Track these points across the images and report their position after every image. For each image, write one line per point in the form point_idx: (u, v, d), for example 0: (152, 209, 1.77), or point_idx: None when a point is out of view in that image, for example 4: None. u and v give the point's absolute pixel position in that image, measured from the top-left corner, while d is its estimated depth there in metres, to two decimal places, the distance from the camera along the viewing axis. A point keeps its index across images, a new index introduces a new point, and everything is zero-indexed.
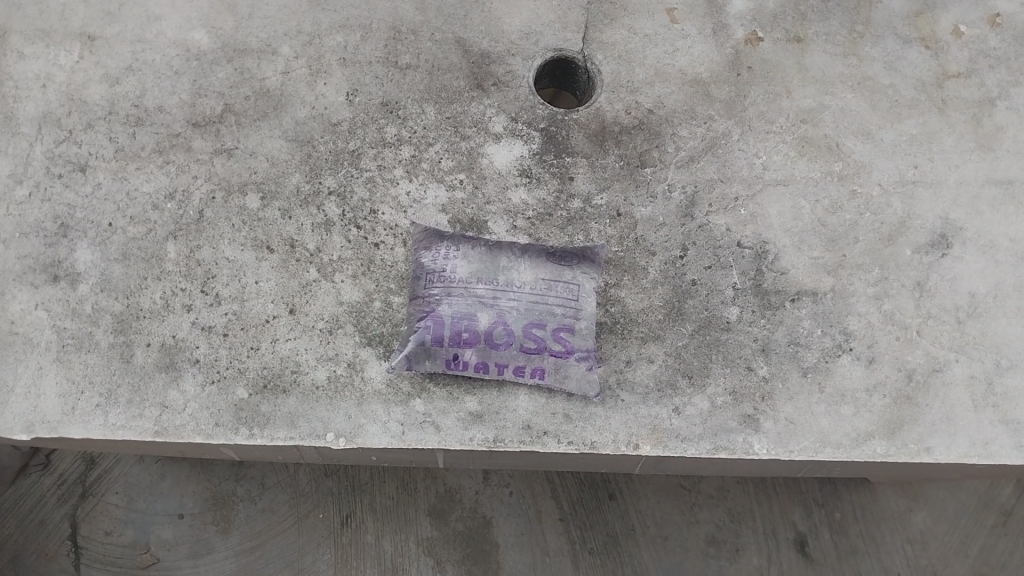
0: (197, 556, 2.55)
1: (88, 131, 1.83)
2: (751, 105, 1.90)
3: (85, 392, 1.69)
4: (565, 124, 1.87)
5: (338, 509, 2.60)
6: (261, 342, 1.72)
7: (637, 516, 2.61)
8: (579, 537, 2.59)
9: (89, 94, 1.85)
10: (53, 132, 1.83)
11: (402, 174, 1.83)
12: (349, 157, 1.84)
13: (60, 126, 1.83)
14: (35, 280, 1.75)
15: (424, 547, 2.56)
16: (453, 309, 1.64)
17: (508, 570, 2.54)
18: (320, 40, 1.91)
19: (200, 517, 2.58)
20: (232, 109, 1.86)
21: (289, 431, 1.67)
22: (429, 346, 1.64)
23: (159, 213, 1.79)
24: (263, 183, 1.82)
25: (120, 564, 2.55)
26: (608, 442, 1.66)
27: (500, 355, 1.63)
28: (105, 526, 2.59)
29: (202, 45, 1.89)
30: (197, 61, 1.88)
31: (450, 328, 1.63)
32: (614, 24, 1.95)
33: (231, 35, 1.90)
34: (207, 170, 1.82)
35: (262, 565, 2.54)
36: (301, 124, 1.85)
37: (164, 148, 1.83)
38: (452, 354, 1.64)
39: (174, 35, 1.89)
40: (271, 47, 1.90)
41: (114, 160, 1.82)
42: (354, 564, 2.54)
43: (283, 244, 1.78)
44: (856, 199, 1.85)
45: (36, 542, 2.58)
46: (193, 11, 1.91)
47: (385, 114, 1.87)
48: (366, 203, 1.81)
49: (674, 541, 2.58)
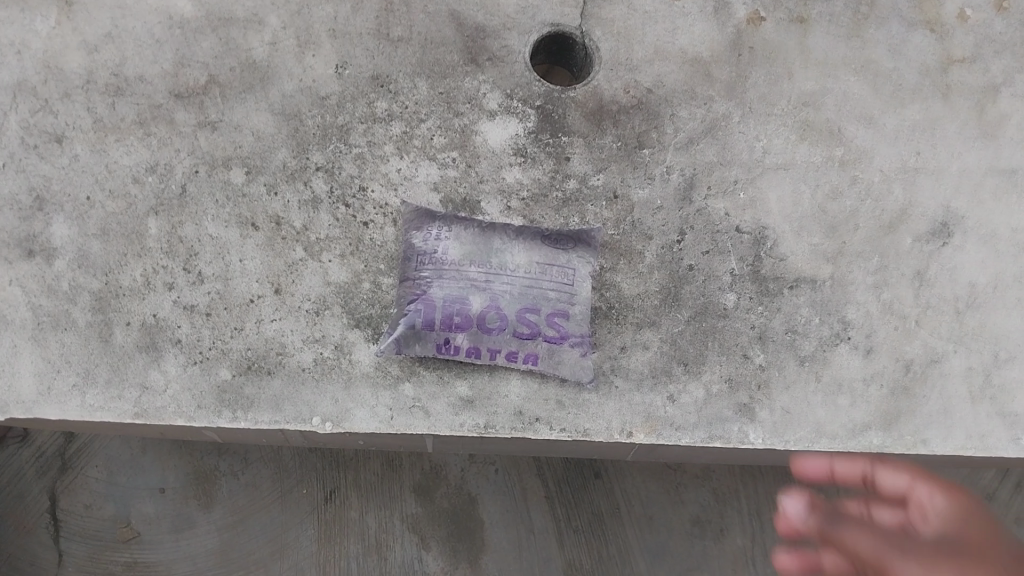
0: (178, 530, 2.49)
1: (65, 101, 1.75)
2: (752, 87, 1.84)
3: (61, 373, 1.64)
4: (562, 102, 1.81)
5: (322, 484, 2.55)
6: (246, 323, 1.67)
7: (620, 493, 2.59)
8: (564, 514, 2.56)
9: (66, 62, 1.76)
10: (29, 102, 1.75)
11: (393, 151, 1.77)
12: (338, 132, 1.78)
13: (36, 96, 1.75)
14: (9, 255, 1.68)
15: (409, 523, 2.51)
16: (445, 292, 1.59)
17: (493, 548, 2.51)
18: (308, 11, 1.82)
19: (182, 492, 2.53)
20: (215, 80, 1.78)
21: (273, 415, 1.62)
22: (419, 330, 1.59)
23: (140, 187, 1.73)
24: (248, 157, 1.75)
25: (101, 537, 2.48)
26: (601, 430, 1.63)
27: (492, 341, 1.59)
28: (86, 499, 2.51)
29: (185, 13, 1.79)
30: (180, 29, 1.79)
31: (441, 311, 1.59)
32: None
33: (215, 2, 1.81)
34: (189, 143, 1.76)
35: (244, 541, 2.49)
36: (288, 97, 1.78)
37: (144, 119, 1.76)
38: (444, 338, 1.59)
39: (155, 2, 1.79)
40: (257, 16, 1.80)
41: (92, 132, 1.75)
42: (336, 539, 2.50)
43: (269, 222, 1.72)
44: (857, 185, 1.81)
45: (14, 514, 2.50)
46: None
47: (376, 88, 1.80)
48: (356, 180, 1.75)
49: (658, 520, 2.56)
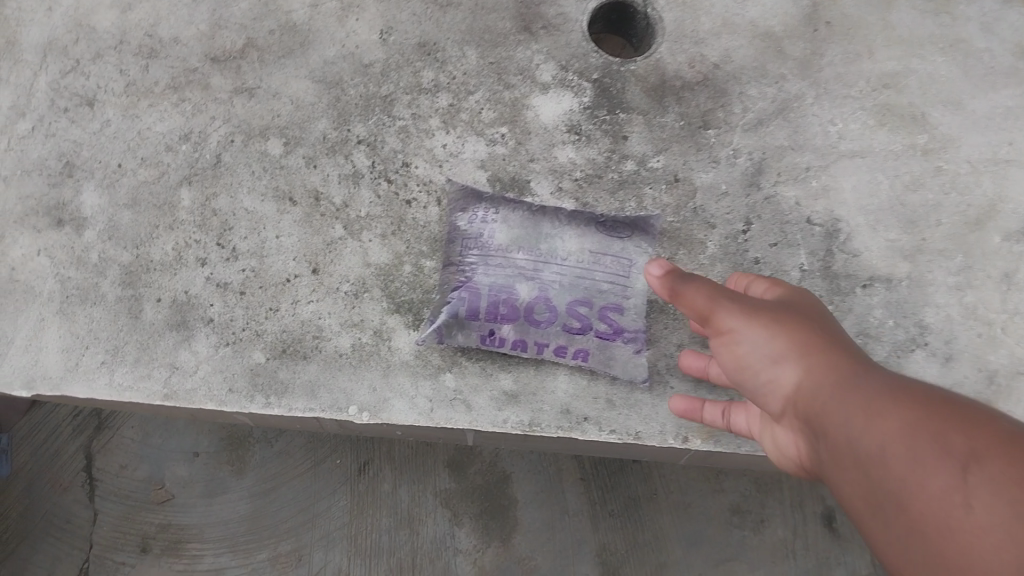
0: (212, 495, 2.29)
1: (96, 62, 1.70)
2: (828, 65, 1.71)
3: (89, 349, 1.56)
4: (621, 75, 1.69)
5: (356, 454, 2.31)
6: (280, 303, 1.57)
7: (660, 480, 2.28)
8: (600, 498, 2.26)
9: (97, 21, 1.73)
10: (59, 62, 1.71)
11: (439, 124, 1.66)
12: (381, 102, 1.67)
13: (66, 55, 1.71)
14: (38, 224, 1.63)
15: (441, 499, 2.25)
16: (491, 279, 1.49)
17: (524, 528, 2.23)
18: None
19: (218, 456, 2.34)
20: (254, 44, 1.70)
21: (308, 401, 1.52)
22: (463, 319, 1.49)
23: (173, 156, 1.65)
24: (287, 127, 1.66)
25: (135, 499, 2.30)
26: (655, 433, 1.51)
27: (540, 334, 1.48)
28: (122, 459, 2.34)
29: None
30: None
31: (487, 301, 1.48)
32: None
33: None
34: (226, 111, 1.67)
35: (275, 510, 2.26)
36: (330, 64, 1.68)
37: (179, 84, 1.68)
38: (488, 329, 1.49)
39: None
40: None
41: (124, 95, 1.68)
42: (368, 512, 2.24)
43: (307, 196, 1.63)
44: (940, 176, 1.66)
45: (49, 473, 2.34)
46: None
47: (422, 56, 1.69)
48: (399, 154, 1.64)
49: (698, 508, 2.25)
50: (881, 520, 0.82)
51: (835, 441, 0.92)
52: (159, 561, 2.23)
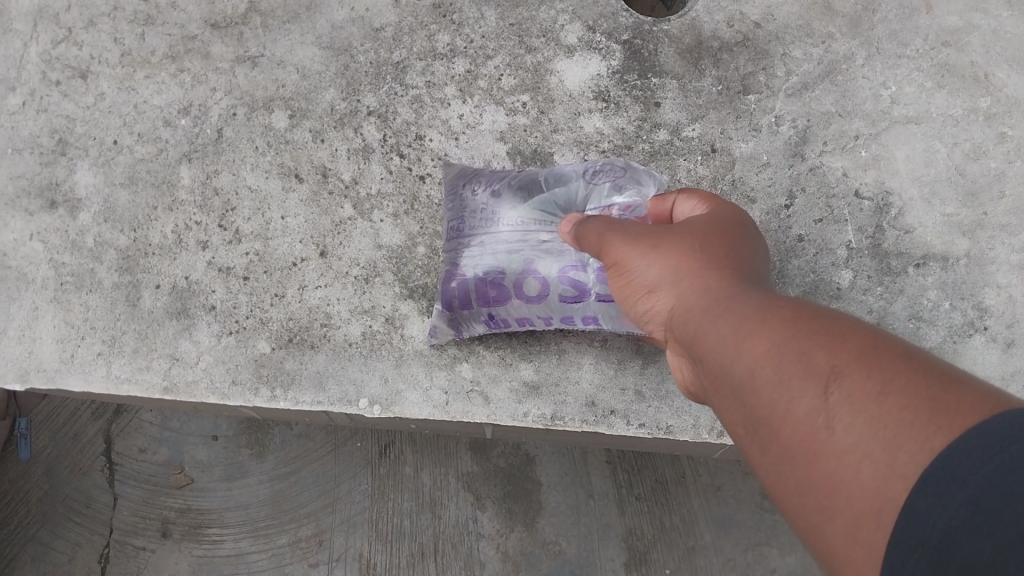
0: (232, 479, 2.20)
1: (91, 31, 1.59)
2: (881, 22, 1.56)
3: (86, 339, 1.49)
4: (653, 36, 1.55)
5: (377, 438, 2.21)
6: (286, 289, 1.48)
7: (689, 463, 2.16)
8: (626, 481, 2.15)
9: None
10: (50, 31, 1.59)
11: (455, 93, 1.54)
12: (393, 70, 1.55)
13: (58, 23, 1.59)
14: (29, 206, 1.54)
15: (465, 482, 2.15)
16: (475, 263, 1.35)
17: (549, 513, 2.13)
18: None
19: (237, 439, 2.24)
20: (257, 9, 1.58)
21: (316, 394, 1.44)
22: (457, 311, 1.38)
23: (171, 131, 1.54)
24: (292, 98, 1.54)
25: (154, 484, 2.21)
26: (687, 428, 1.41)
27: (539, 309, 1.34)
28: (139, 442, 2.25)
29: None
30: None
31: (473, 284, 1.35)
32: None
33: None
34: (227, 82, 1.55)
35: (294, 496, 2.17)
36: (338, 29, 1.56)
37: (177, 53, 1.57)
38: (486, 315, 1.37)
39: None
40: None
41: (119, 67, 1.57)
42: (390, 496, 2.15)
43: (315, 173, 1.51)
44: (1005, 144, 1.51)
45: (68, 455, 2.25)
46: None
47: (437, 19, 1.57)
48: (412, 126, 1.53)
49: (729, 491, 2.13)
50: (754, 442, 0.71)
51: (700, 360, 0.80)
52: (179, 546, 2.15)
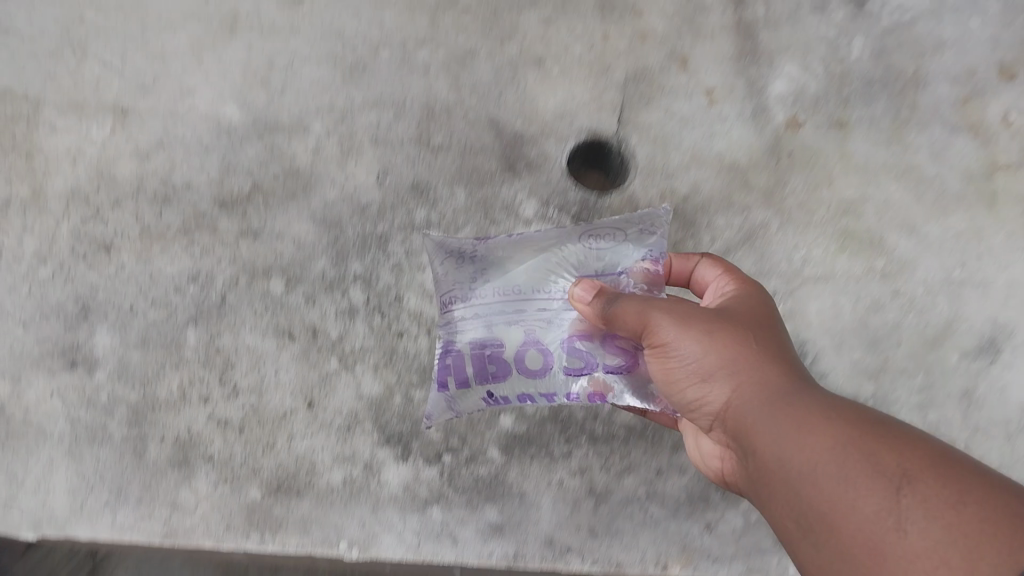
0: None
1: (115, 210, 1.84)
2: (790, 194, 1.84)
3: (94, 490, 1.68)
4: (598, 209, 1.83)
5: None
6: (277, 437, 1.67)
7: None
8: None
9: (118, 170, 1.87)
10: (81, 210, 1.85)
11: (430, 259, 1.78)
12: (377, 241, 1.80)
13: (87, 204, 1.85)
14: (51, 365, 1.74)
15: None
16: (474, 336, 1.51)
17: None
18: (353, 118, 1.88)
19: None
20: (260, 188, 1.84)
21: (301, 537, 1.62)
22: (458, 388, 1.52)
23: (181, 297, 1.77)
24: (288, 267, 1.78)
25: None
26: (634, 562, 1.57)
27: (538, 384, 1.48)
28: None
29: (232, 121, 1.89)
30: (227, 138, 1.88)
31: (471, 359, 1.50)
32: (650, 105, 1.91)
33: (263, 110, 1.89)
34: (231, 253, 1.80)
35: None
36: (330, 206, 1.82)
37: (190, 228, 1.82)
38: (487, 391, 1.51)
39: (206, 110, 1.90)
40: (302, 124, 1.88)
41: (138, 241, 1.82)
42: None
43: (305, 332, 1.73)
44: (898, 299, 1.77)
45: None
46: (227, 86, 1.91)
47: (415, 197, 1.83)
48: (391, 289, 1.76)
49: None
50: (815, 514, 1.03)
51: (760, 446, 1.15)
52: None
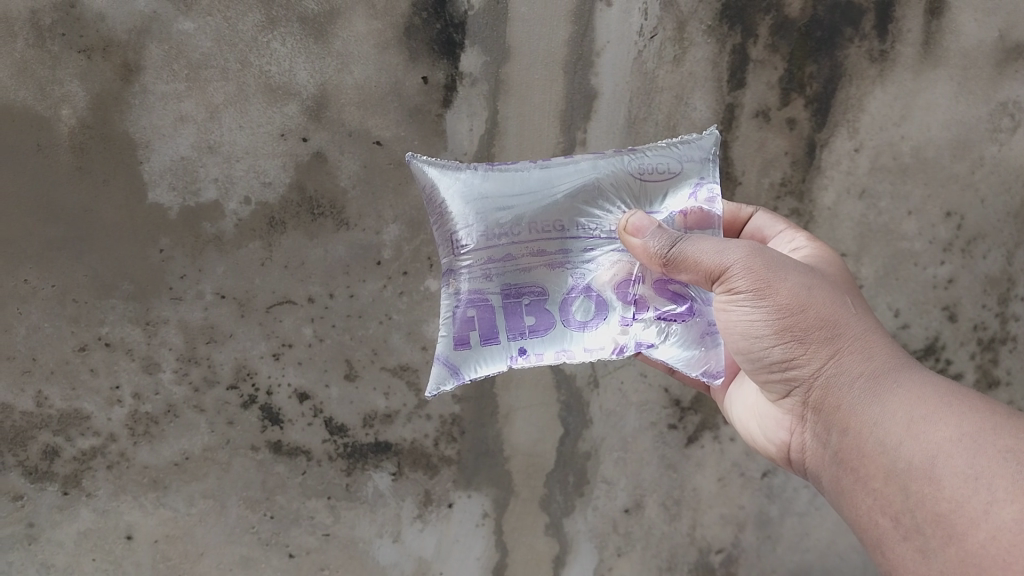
0: None
1: (227, 538, 2.27)
2: None
3: None
4: (604, 433, 2.24)
5: None
6: None
7: None
8: None
9: (209, 535, 2.27)
10: (214, 558, 2.28)
11: (483, 500, 2.28)
12: (433, 502, 2.26)
13: (214, 551, 2.27)
14: None
15: None
16: (503, 280, 1.41)
17: None
18: (392, 496, 2.26)
19: None
20: (336, 506, 2.26)
21: None
22: (478, 321, 1.42)
23: (303, 556, 2.27)
24: (383, 525, 2.27)
25: None
26: None
27: (621, 306, 1.41)
28: None
29: (280, 471, 2.25)
30: (283, 480, 2.25)
31: (569, 341, 1.42)
32: (691, 265, 1.29)
33: (315, 485, 2.25)
34: (331, 541, 2.27)
35: None
36: (388, 505, 2.26)
37: (292, 523, 2.26)
38: (518, 347, 1.42)
39: (259, 495, 2.25)
40: (350, 467, 2.25)
41: (247, 542, 2.27)
42: None
43: (412, 563, 2.29)
44: None
45: None
46: (269, 471, 2.25)
47: (449, 491, 2.26)
48: (457, 531, 2.28)
49: None
50: None
51: None
52: None
